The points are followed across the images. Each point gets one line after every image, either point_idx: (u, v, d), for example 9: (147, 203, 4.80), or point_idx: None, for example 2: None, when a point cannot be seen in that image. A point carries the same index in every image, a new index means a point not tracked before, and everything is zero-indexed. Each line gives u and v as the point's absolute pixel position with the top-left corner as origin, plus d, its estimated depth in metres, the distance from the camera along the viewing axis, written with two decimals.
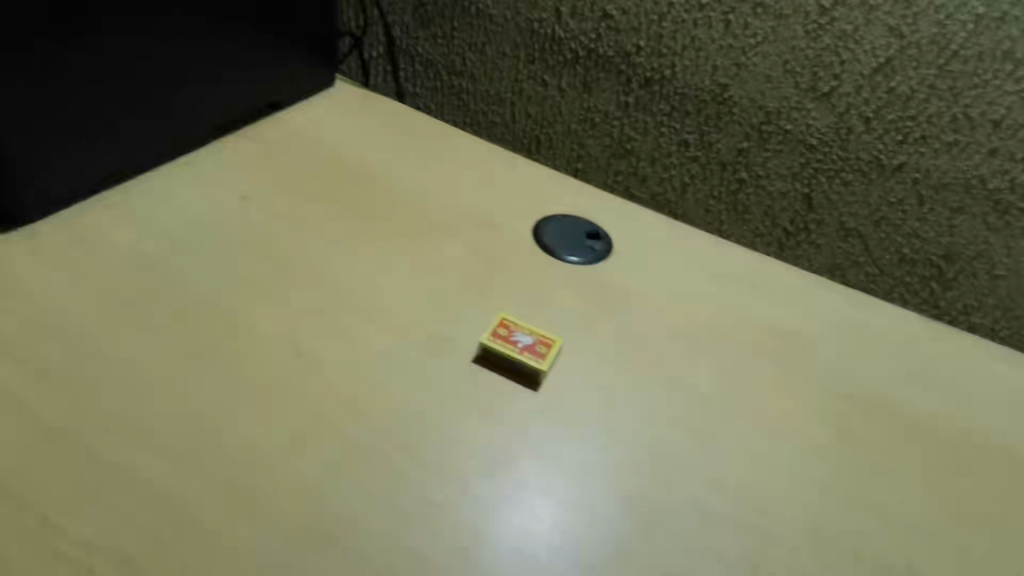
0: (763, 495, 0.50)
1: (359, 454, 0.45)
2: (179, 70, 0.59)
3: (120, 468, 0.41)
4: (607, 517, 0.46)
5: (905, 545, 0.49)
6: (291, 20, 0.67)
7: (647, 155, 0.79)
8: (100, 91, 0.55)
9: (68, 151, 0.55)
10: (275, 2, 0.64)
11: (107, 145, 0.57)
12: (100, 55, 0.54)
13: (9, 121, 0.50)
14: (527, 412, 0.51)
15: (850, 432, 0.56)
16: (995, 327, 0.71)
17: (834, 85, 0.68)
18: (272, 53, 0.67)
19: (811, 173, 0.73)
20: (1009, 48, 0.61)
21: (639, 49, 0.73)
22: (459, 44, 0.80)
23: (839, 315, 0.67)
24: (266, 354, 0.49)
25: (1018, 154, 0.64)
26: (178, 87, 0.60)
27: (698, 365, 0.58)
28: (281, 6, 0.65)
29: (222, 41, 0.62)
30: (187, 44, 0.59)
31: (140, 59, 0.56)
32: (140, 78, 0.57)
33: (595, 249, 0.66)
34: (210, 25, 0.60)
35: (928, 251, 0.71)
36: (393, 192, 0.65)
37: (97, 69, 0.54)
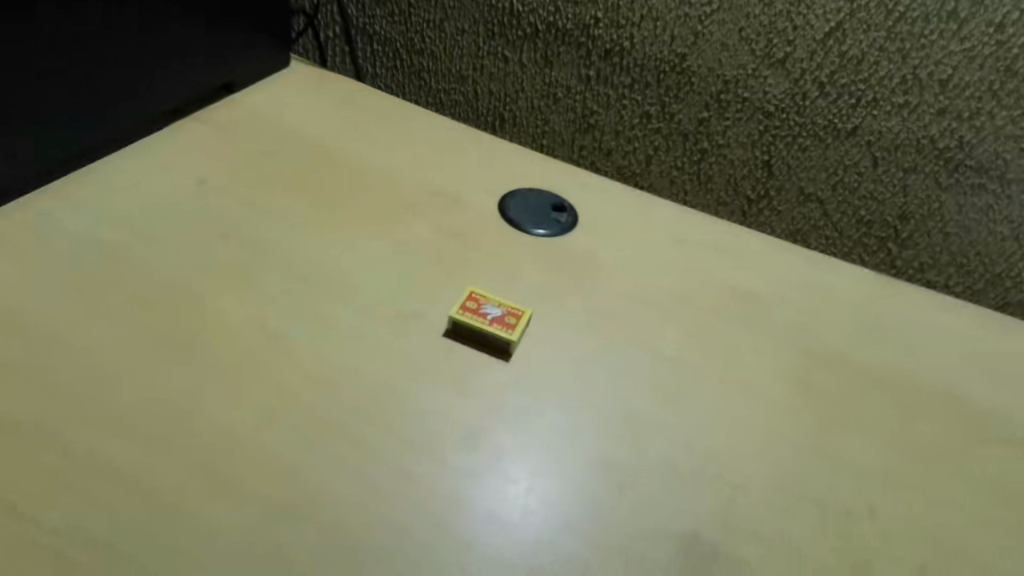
0: (746, 455, 0.48)
1: (326, 432, 0.44)
2: (179, 67, 0.63)
3: (86, 460, 0.40)
4: (587, 484, 0.44)
5: (869, 493, 0.47)
6: (281, 18, 0.72)
7: (610, 128, 0.78)
8: (61, 72, 0.53)
9: (45, 142, 0.54)
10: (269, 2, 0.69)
11: (98, 137, 0.58)
12: (97, 54, 0.55)
13: (14, 115, 0.51)
14: (500, 381, 0.49)
15: (813, 386, 0.53)
16: (948, 282, 0.73)
17: (789, 51, 0.67)
18: (261, 47, 0.71)
19: (769, 140, 0.72)
20: (954, 8, 0.61)
21: (597, 21, 0.72)
22: (417, 21, 0.79)
23: (802, 277, 0.63)
24: (234, 341, 0.48)
25: (966, 114, 0.65)
26: (177, 82, 0.63)
27: (663, 330, 0.55)
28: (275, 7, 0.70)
29: (221, 38, 0.66)
30: (188, 41, 0.62)
31: (99, 38, 0.55)
32: (122, 69, 0.58)
33: (561, 221, 0.63)
34: (210, 24, 0.64)
35: (884, 212, 0.72)
36: (360, 173, 0.64)
37: (57, 49, 0.52)
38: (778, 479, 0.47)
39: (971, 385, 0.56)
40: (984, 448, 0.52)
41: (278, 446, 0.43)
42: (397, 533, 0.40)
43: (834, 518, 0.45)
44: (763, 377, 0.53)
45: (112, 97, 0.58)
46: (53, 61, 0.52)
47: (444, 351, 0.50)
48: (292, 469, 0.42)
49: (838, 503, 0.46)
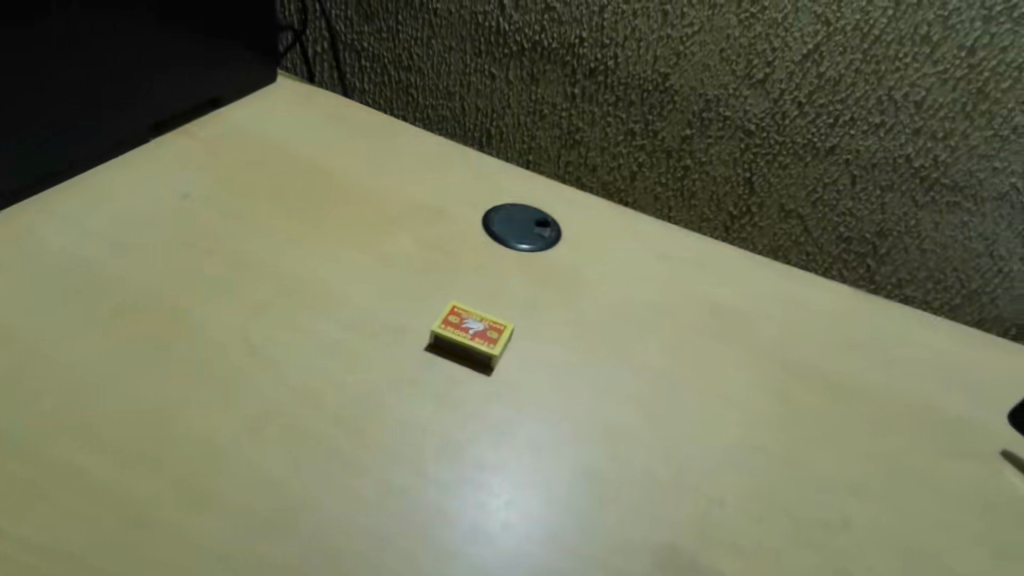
0: (725, 467, 0.48)
1: (308, 443, 0.44)
2: (164, 71, 0.62)
3: (63, 471, 0.40)
4: (569, 495, 0.45)
5: (847, 504, 0.48)
6: (268, 29, 0.72)
7: (595, 145, 0.79)
8: (49, 82, 0.53)
9: (32, 151, 0.54)
10: (256, 13, 0.70)
11: (91, 143, 0.58)
12: (85, 57, 0.55)
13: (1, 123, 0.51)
14: (483, 394, 0.49)
15: (792, 399, 0.54)
16: (926, 298, 0.75)
17: (768, 72, 0.68)
18: (249, 56, 0.71)
19: (751, 158, 0.73)
20: (927, 32, 0.62)
21: (582, 40, 0.73)
22: (404, 38, 0.80)
23: (782, 291, 0.64)
24: (217, 353, 0.48)
25: (940, 134, 0.66)
26: (165, 88, 0.63)
27: (644, 344, 0.56)
28: (261, 19, 0.71)
29: (208, 46, 0.66)
30: (175, 45, 0.62)
31: (87, 48, 0.55)
32: (111, 76, 0.58)
33: (545, 236, 0.64)
34: (197, 32, 0.64)
35: (862, 229, 0.73)
36: (346, 187, 0.64)
37: (45, 59, 0.52)
38: (758, 492, 0.47)
39: (948, 399, 0.57)
40: (960, 461, 0.53)
41: (260, 457, 0.43)
42: (379, 545, 0.40)
43: (814, 530, 0.46)
44: (742, 391, 0.54)
45: (102, 109, 0.58)
46: (42, 71, 0.52)
47: (427, 366, 0.50)
48: (274, 481, 0.42)
49: (818, 515, 0.47)
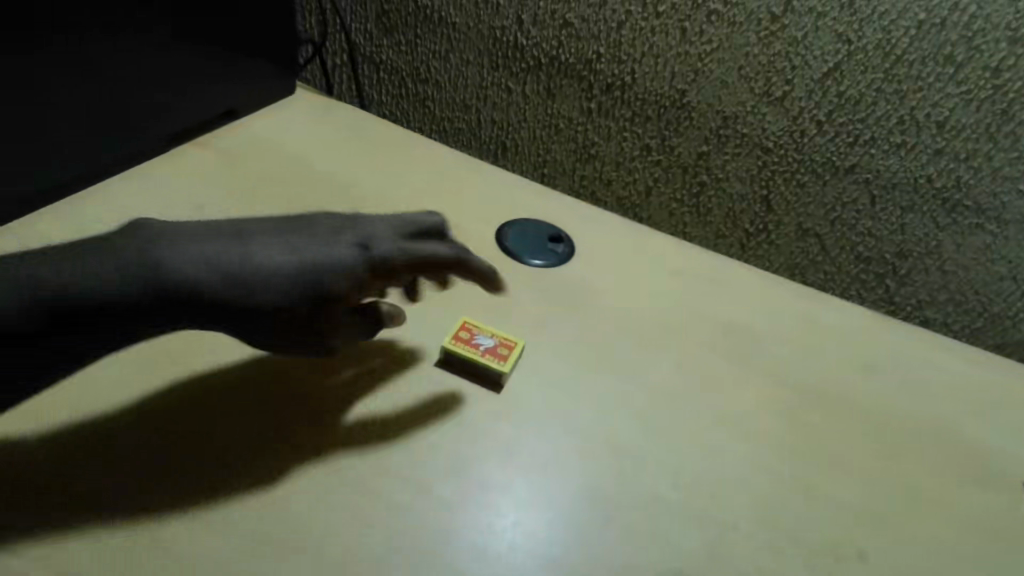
0: (735, 492, 0.47)
1: (307, 461, 0.44)
2: (181, 82, 0.64)
3: (75, 481, 0.41)
4: (573, 515, 0.44)
5: (860, 535, 0.47)
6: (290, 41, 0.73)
7: (610, 159, 0.79)
8: (54, 94, 0.54)
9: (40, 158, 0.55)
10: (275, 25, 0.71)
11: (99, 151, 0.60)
12: (99, 68, 0.56)
13: (14, 131, 0.52)
14: (491, 411, 0.49)
15: (806, 424, 0.53)
16: (947, 320, 0.73)
17: (787, 90, 0.67)
18: (269, 67, 0.72)
19: (768, 175, 0.73)
20: (950, 52, 0.60)
21: (599, 56, 0.73)
22: (422, 51, 0.81)
23: (798, 311, 0.63)
24: (231, 369, 0.49)
25: (963, 155, 0.64)
26: (182, 99, 0.64)
27: (655, 363, 0.55)
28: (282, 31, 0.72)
29: (231, 59, 0.67)
30: (194, 56, 0.64)
31: (97, 62, 0.56)
32: (127, 88, 0.59)
33: (558, 251, 0.64)
34: (215, 45, 0.65)
35: (881, 249, 0.72)
36: (360, 199, 0.65)
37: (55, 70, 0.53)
38: (768, 517, 0.47)
39: (969, 427, 0.56)
40: (979, 492, 0.51)
41: (259, 472, 0.43)
42: (382, 563, 0.40)
43: (826, 559, 0.45)
44: (753, 413, 0.53)
45: (106, 119, 0.59)
46: (45, 84, 0.53)
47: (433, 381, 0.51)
48: (269, 498, 0.42)
49: (829, 544, 0.46)
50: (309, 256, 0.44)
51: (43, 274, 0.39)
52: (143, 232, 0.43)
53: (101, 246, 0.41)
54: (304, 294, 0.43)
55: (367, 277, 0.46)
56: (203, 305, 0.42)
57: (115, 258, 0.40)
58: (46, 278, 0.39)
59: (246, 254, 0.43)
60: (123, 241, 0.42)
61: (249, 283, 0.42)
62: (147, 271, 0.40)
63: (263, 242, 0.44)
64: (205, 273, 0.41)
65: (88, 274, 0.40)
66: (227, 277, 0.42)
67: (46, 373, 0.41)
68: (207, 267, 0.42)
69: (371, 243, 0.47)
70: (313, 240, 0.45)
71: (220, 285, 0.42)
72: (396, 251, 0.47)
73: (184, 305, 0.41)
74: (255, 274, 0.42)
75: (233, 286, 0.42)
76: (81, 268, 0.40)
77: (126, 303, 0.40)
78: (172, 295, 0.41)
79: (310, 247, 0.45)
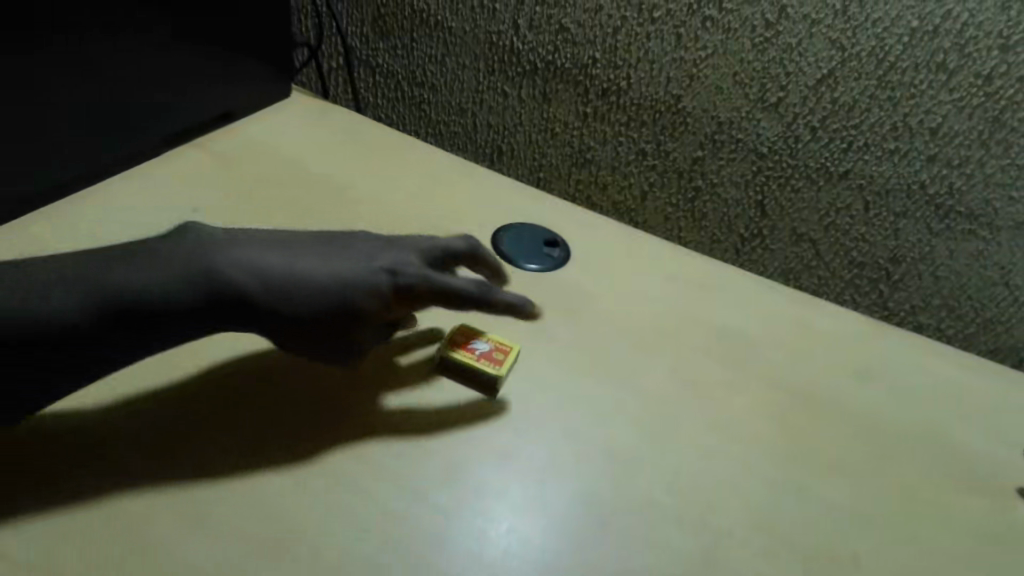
0: (730, 499, 0.47)
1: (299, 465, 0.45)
2: (180, 83, 0.63)
3: (70, 486, 0.41)
4: (568, 521, 0.44)
5: (854, 540, 0.47)
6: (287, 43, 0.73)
7: (606, 164, 0.79)
8: (52, 94, 0.54)
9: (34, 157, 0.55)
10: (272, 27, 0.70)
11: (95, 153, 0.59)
12: (97, 68, 0.56)
13: (9, 131, 0.52)
14: (486, 416, 0.49)
15: (800, 429, 0.53)
16: (941, 325, 0.74)
17: (781, 96, 0.68)
18: (268, 69, 0.72)
19: (763, 180, 0.73)
20: (943, 59, 0.61)
21: (595, 61, 0.73)
22: (419, 55, 0.81)
23: (793, 315, 0.63)
24: (226, 372, 0.49)
25: (955, 162, 0.65)
26: (180, 100, 0.64)
27: (651, 368, 0.55)
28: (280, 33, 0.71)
29: (227, 61, 0.67)
30: (194, 57, 0.63)
31: (98, 61, 0.56)
32: (124, 88, 0.59)
33: (553, 256, 0.64)
34: (214, 46, 0.65)
35: (875, 255, 0.73)
36: (355, 202, 0.64)
37: (54, 70, 0.53)
38: (761, 522, 0.47)
39: (962, 432, 0.56)
40: (972, 497, 0.51)
41: (250, 477, 0.43)
42: (375, 566, 0.40)
43: (820, 563, 0.45)
44: (747, 418, 0.53)
45: (103, 120, 0.59)
46: (43, 83, 0.53)
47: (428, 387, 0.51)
48: (264, 503, 0.42)
49: (823, 550, 0.46)
50: (346, 272, 0.47)
51: (103, 277, 0.42)
52: (195, 238, 0.46)
53: (152, 249, 0.44)
54: (337, 305, 0.46)
55: (397, 296, 0.48)
56: (243, 309, 0.44)
57: (167, 264, 0.43)
58: (96, 276, 0.42)
59: (288, 267, 0.46)
60: (176, 245, 0.45)
61: (287, 292, 0.45)
62: (197, 276, 0.43)
63: (303, 258, 0.47)
64: (250, 279, 0.44)
65: (139, 275, 0.43)
66: (268, 286, 0.45)
67: (62, 380, 0.42)
68: (252, 274, 0.44)
69: (404, 267, 0.49)
70: (351, 258, 0.48)
71: (261, 291, 0.44)
72: (427, 277, 0.49)
73: (225, 308, 0.44)
74: (295, 284, 0.45)
75: (273, 293, 0.45)
76: (133, 273, 0.43)
77: (169, 305, 0.43)
78: (215, 296, 0.44)
79: (348, 267, 0.47)
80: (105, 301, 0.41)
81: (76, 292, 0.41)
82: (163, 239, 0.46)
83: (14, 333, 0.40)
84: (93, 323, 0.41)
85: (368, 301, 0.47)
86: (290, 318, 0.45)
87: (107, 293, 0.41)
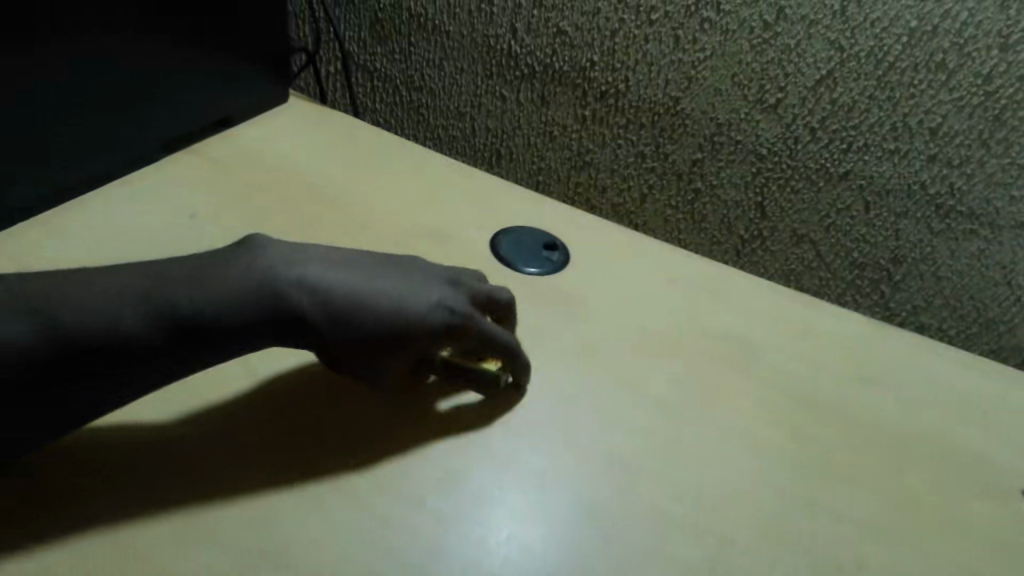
0: (731, 502, 0.47)
1: (295, 475, 0.44)
2: (179, 85, 0.63)
3: (67, 497, 0.41)
4: (569, 527, 0.44)
5: (857, 545, 0.46)
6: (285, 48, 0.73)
7: (605, 166, 0.79)
8: (52, 95, 0.54)
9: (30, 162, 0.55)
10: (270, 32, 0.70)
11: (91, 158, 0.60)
12: (94, 74, 0.56)
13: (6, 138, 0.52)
14: (485, 422, 0.49)
15: (802, 432, 0.53)
16: (943, 326, 0.73)
17: (780, 97, 0.68)
18: (267, 73, 0.72)
19: (762, 182, 0.73)
20: (942, 58, 0.61)
21: (593, 64, 0.73)
22: (416, 60, 0.81)
23: (794, 317, 0.63)
24: (222, 381, 0.49)
25: (956, 161, 0.65)
26: (178, 104, 0.64)
27: (651, 372, 0.55)
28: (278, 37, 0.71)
29: (225, 66, 0.67)
30: (192, 61, 0.63)
31: (96, 64, 0.56)
32: (122, 93, 0.59)
33: (552, 259, 0.63)
34: (212, 51, 0.65)
35: (876, 256, 0.72)
36: (353, 207, 0.64)
37: (53, 71, 0.53)
38: (763, 525, 0.46)
39: (967, 434, 0.55)
40: (976, 499, 0.51)
41: (247, 492, 0.43)
42: (365, 569, 0.40)
43: (822, 568, 0.45)
44: (749, 421, 0.53)
45: (101, 126, 0.59)
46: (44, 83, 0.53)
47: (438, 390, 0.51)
48: (259, 513, 0.42)
49: (824, 554, 0.45)
50: (405, 302, 0.47)
51: (168, 293, 0.41)
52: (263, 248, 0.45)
53: (221, 259, 0.44)
54: (389, 333, 0.46)
55: (447, 333, 0.48)
56: (297, 327, 0.44)
57: (230, 278, 0.43)
58: (161, 285, 0.41)
59: (350, 291, 0.45)
60: (241, 254, 0.44)
61: (343, 315, 0.45)
62: (260, 290, 0.43)
63: (365, 283, 0.46)
64: (309, 298, 0.44)
65: (203, 286, 0.42)
66: (326, 308, 0.44)
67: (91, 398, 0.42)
68: (312, 292, 0.44)
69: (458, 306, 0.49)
70: (410, 286, 0.48)
71: (318, 311, 0.44)
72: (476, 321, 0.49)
73: (279, 324, 0.43)
74: (352, 310, 0.45)
75: (329, 315, 0.44)
76: (192, 289, 0.42)
77: (224, 321, 0.42)
78: (274, 311, 0.43)
79: (407, 298, 0.47)
80: (162, 316, 0.41)
81: (136, 302, 0.40)
82: (228, 249, 0.45)
83: (70, 343, 0.39)
84: (126, 343, 0.40)
85: (420, 334, 0.47)
86: (342, 340, 0.45)
87: (163, 306, 0.41)
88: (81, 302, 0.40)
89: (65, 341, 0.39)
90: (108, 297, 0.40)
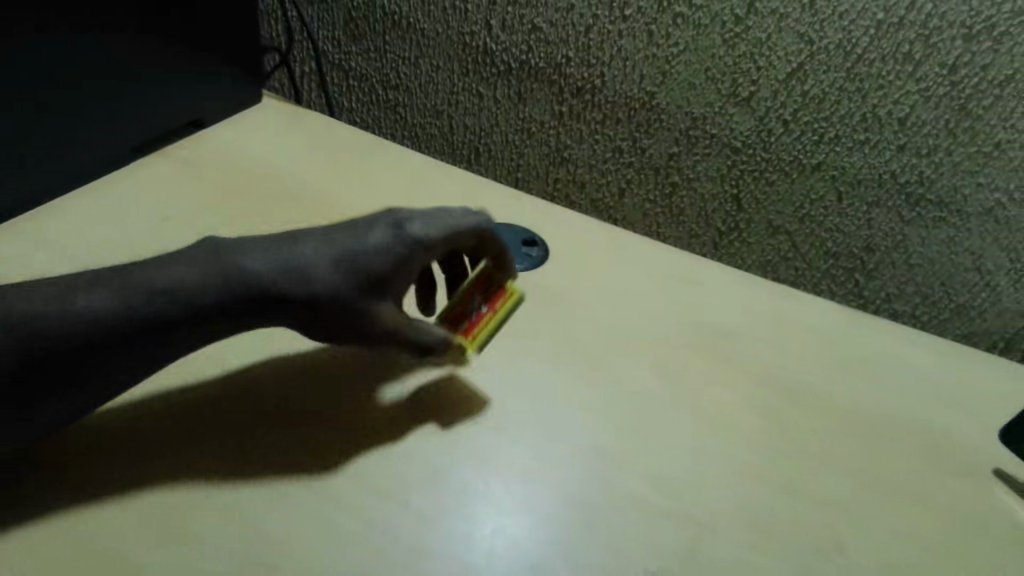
0: (711, 492, 0.48)
1: (274, 473, 0.44)
2: (161, 84, 0.63)
3: (45, 503, 0.41)
4: (552, 520, 0.44)
5: (837, 531, 0.47)
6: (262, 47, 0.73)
7: (583, 162, 0.80)
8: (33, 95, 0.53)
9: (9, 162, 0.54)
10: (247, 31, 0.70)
11: (68, 159, 0.58)
12: (78, 74, 0.55)
13: None
14: (467, 417, 0.49)
15: (779, 420, 0.54)
16: (915, 313, 0.75)
17: (753, 90, 0.68)
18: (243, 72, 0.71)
19: (738, 175, 0.74)
20: (909, 49, 0.62)
21: (569, 59, 0.73)
22: (392, 58, 0.81)
23: (772, 308, 0.64)
24: (203, 383, 0.49)
25: (924, 151, 0.66)
26: (160, 102, 0.64)
27: (632, 365, 0.55)
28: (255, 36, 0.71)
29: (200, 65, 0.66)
30: (171, 59, 0.63)
31: (79, 64, 0.55)
32: (104, 93, 0.58)
33: (532, 255, 0.63)
34: (190, 50, 0.64)
35: (849, 245, 0.74)
36: (331, 206, 0.64)
37: (35, 70, 0.52)
38: (744, 513, 0.47)
39: (939, 418, 0.57)
40: (950, 481, 0.52)
41: (229, 491, 0.43)
42: (346, 566, 0.40)
43: (803, 555, 0.45)
44: (728, 412, 0.53)
45: (82, 126, 0.58)
46: (29, 82, 0.52)
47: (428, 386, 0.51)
48: (241, 514, 0.42)
49: (804, 540, 0.46)
50: (359, 246, 0.45)
51: (153, 284, 0.41)
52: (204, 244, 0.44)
53: (173, 258, 0.43)
54: (355, 284, 0.44)
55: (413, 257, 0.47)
56: (273, 306, 0.44)
57: (188, 273, 0.42)
58: (143, 278, 0.41)
59: (299, 255, 0.44)
60: (192, 252, 0.44)
61: (303, 274, 0.44)
62: (219, 282, 0.42)
63: (312, 240, 0.45)
64: (264, 267, 0.43)
65: (175, 279, 0.42)
66: (287, 278, 0.43)
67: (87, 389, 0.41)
68: (269, 270, 0.43)
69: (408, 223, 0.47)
70: (357, 228, 0.46)
71: (279, 278, 0.43)
72: (432, 230, 0.47)
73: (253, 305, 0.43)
74: (309, 266, 0.44)
75: (289, 277, 0.43)
76: (176, 278, 0.42)
77: (210, 312, 0.42)
78: (242, 295, 0.43)
79: (358, 239, 0.45)
80: (124, 303, 0.40)
81: (124, 304, 0.40)
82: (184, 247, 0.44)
83: (82, 337, 0.40)
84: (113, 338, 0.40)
85: (389, 270, 0.46)
86: (316, 299, 0.44)
87: (125, 294, 0.41)
88: (56, 300, 0.40)
89: (19, 332, 0.38)
90: (67, 290, 0.40)
